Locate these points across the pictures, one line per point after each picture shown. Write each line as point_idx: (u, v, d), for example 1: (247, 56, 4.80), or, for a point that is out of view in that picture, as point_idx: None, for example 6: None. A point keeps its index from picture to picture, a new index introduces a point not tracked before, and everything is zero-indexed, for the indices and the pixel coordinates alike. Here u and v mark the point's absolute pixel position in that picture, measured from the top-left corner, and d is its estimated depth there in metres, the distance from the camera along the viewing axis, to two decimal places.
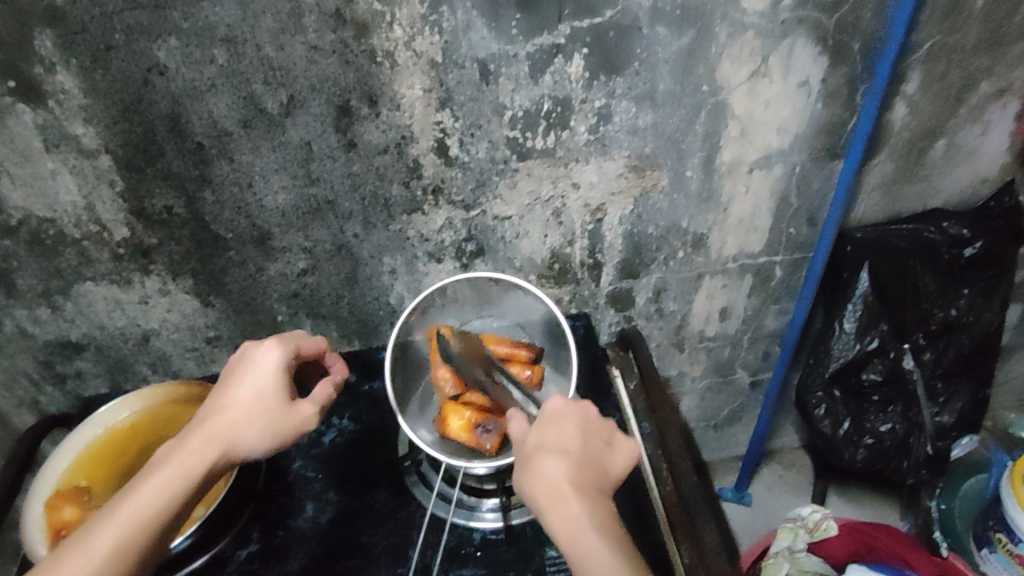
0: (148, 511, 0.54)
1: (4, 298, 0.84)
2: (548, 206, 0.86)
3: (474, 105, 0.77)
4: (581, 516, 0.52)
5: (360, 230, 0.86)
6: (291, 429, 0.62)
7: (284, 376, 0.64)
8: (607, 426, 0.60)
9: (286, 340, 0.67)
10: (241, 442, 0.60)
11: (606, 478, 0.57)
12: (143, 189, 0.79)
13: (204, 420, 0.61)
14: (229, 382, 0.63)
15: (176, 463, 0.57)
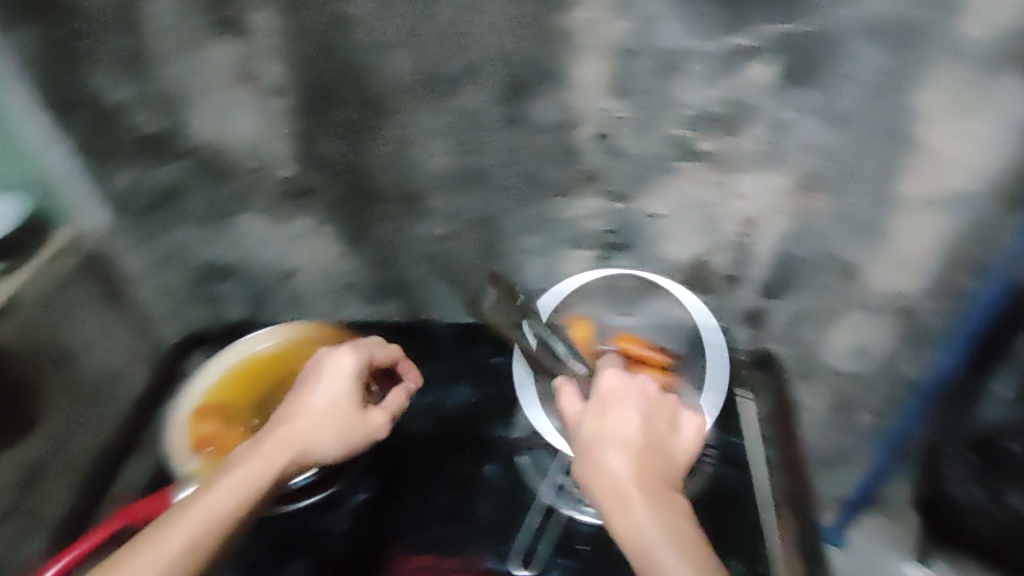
0: (224, 509, 0.56)
1: (171, 217, 0.90)
2: (701, 211, 0.85)
3: (648, 99, 0.75)
4: (645, 514, 0.54)
5: (508, 205, 0.88)
6: (364, 436, 0.64)
7: (356, 383, 0.67)
8: (668, 404, 0.63)
9: (357, 349, 0.69)
10: (315, 447, 0.62)
11: (671, 462, 0.59)
12: (313, 134, 0.82)
13: (280, 423, 0.63)
14: (303, 389, 0.66)
15: (257, 458, 0.60)
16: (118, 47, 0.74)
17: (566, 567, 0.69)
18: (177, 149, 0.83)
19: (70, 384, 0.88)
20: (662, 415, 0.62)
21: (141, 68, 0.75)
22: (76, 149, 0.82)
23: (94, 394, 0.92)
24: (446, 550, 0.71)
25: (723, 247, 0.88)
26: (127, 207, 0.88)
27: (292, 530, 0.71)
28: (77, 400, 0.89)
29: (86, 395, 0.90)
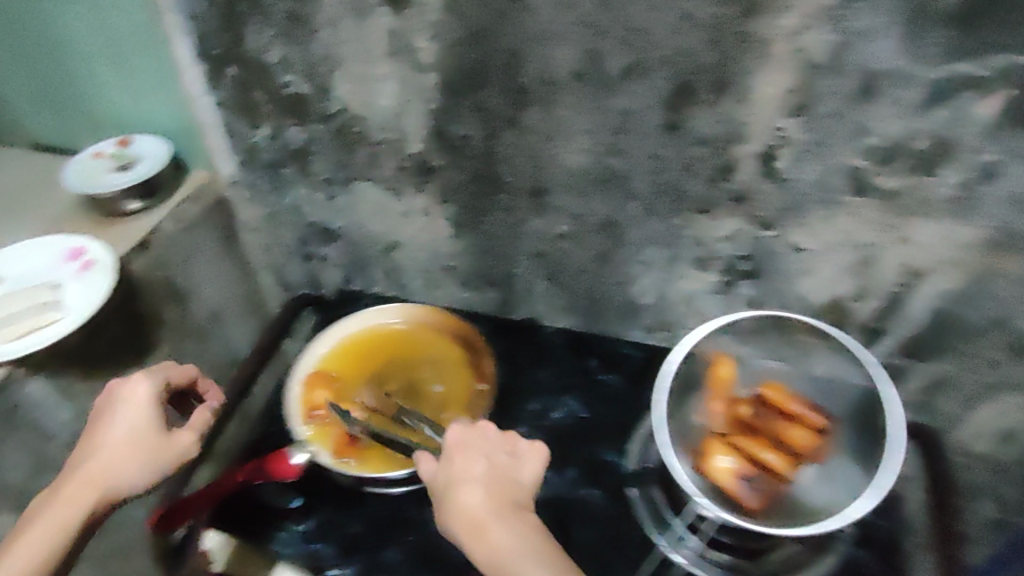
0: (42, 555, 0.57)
1: (293, 175, 0.89)
2: (858, 252, 0.76)
3: (831, 122, 0.68)
4: (506, 534, 0.53)
5: (637, 214, 0.80)
6: (171, 461, 0.64)
7: (156, 411, 0.66)
8: (507, 438, 0.62)
9: (149, 374, 0.68)
10: (124, 482, 0.62)
11: (517, 491, 0.57)
12: (453, 114, 0.78)
13: (78, 464, 0.62)
14: (107, 422, 0.65)
15: (57, 510, 0.59)
16: (286, 4, 0.74)
17: None
18: (316, 111, 0.82)
19: (181, 321, 0.91)
20: (502, 448, 0.61)
21: (302, 28, 0.75)
22: (225, 99, 0.84)
23: (201, 332, 0.96)
24: None
25: (873, 295, 0.79)
26: (254, 161, 0.89)
27: (388, 515, 0.69)
28: (183, 336, 0.92)
29: (189, 334, 0.93)
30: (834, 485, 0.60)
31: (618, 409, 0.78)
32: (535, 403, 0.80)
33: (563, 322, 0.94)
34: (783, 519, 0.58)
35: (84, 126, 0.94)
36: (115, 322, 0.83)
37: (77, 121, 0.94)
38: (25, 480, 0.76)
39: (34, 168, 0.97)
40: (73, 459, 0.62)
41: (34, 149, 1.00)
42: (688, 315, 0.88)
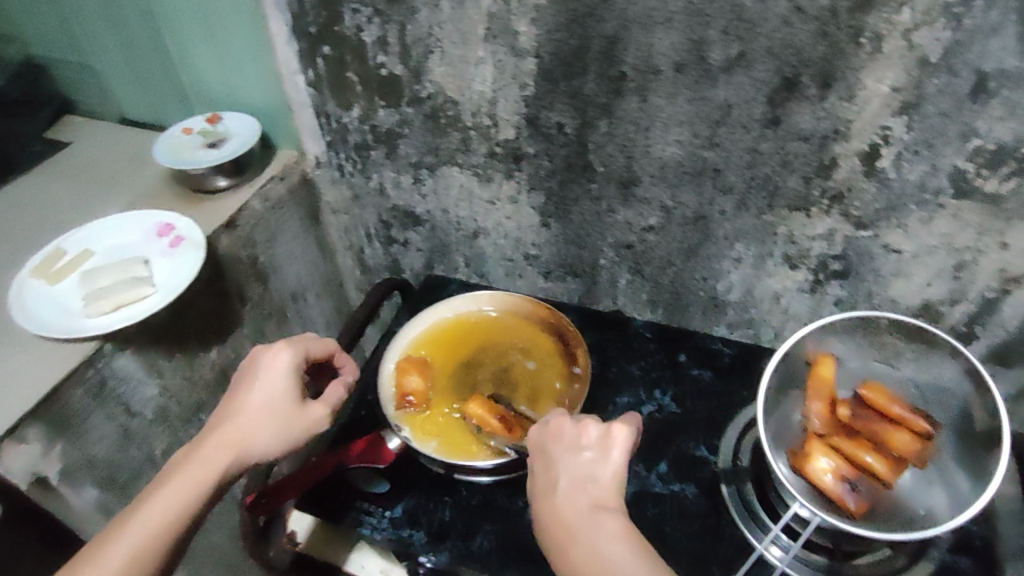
0: (174, 509, 0.56)
1: (380, 157, 0.91)
2: (956, 256, 0.75)
3: (941, 122, 0.66)
4: (585, 551, 0.47)
5: (728, 209, 0.80)
6: (304, 429, 0.64)
7: (294, 381, 0.66)
8: (582, 430, 0.53)
9: (292, 345, 0.68)
10: (258, 446, 0.61)
11: (602, 496, 0.50)
12: (546, 100, 0.78)
13: (219, 423, 0.62)
14: (245, 387, 0.65)
15: (195, 466, 0.59)
16: None
17: None
18: (409, 93, 0.82)
19: (263, 299, 0.93)
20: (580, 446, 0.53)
21: (400, 7, 0.75)
22: (316, 78, 0.85)
23: (280, 310, 0.97)
24: None
25: (967, 299, 0.78)
26: (339, 143, 0.91)
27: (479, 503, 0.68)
28: (265, 313, 0.95)
29: (271, 312, 0.96)
30: (938, 489, 0.58)
31: (713, 405, 0.75)
32: (627, 395, 0.77)
33: (645, 314, 0.96)
34: (886, 525, 0.56)
35: (174, 103, 0.97)
36: (204, 298, 0.84)
37: (167, 97, 0.96)
38: (111, 453, 0.76)
39: (124, 143, 0.99)
40: (215, 419, 0.63)
41: (121, 122, 1.03)
42: (773, 312, 0.89)
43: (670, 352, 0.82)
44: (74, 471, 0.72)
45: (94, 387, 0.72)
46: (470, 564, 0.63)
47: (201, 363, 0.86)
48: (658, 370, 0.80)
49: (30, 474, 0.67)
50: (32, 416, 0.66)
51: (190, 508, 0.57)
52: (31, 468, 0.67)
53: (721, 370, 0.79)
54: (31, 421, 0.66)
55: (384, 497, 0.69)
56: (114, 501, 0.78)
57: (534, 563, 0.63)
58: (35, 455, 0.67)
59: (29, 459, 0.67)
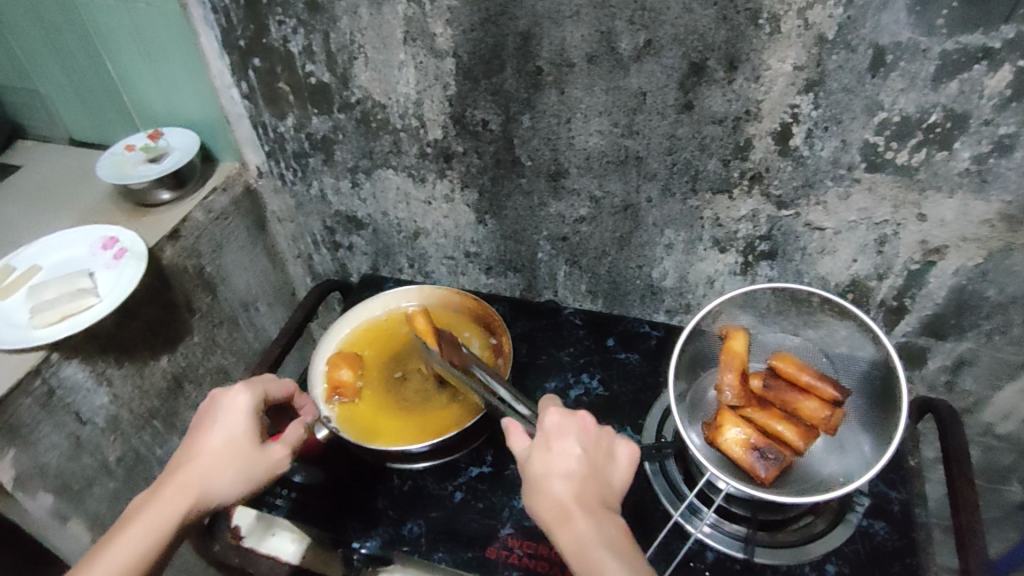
0: (125, 564, 0.52)
1: (319, 164, 0.93)
2: (876, 230, 0.76)
3: (846, 98, 0.67)
4: (588, 527, 0.50)
5: (656, 195, 0.82)
6: (267, 474, 0.60)
7: (254, 422, 0.61)
8: (609, 436, 0.57)
9: (250, 385, 0.63)
10: (216, 492, 0.57)
11: (608, 495, 0.54)
12: (470, 99, 0.80)
13: (175, 469, 0.58)
14: (200, 430, 0.61)
15: (147, 518, 0.55)
16: None
17: None
18: (340, 100, 0.84)
19: (212, 308, 0.95)
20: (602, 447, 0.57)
21: (322, 15, 0.76)
22: (250, 90, 0.87)
23: (232, 318, 0.99)
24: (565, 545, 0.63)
25: (892, 273, 0.80)
26: (278, 153, 0.94)
27: (411, 490, 0.69)
28: (216, 322, 0.97)
29: (223, 320, 0.98)
30: (846, 454, 0.59)
31: (640, 387, 0.77)
32: (555, 380, 0.78)
33: (587, 304, 0.98)
34: (797, 489, 0.57)
35: (117, 122, 0.99)
36: (152, 307, 0.86)
37: (110, 116, 0.99)
38: (63, 462, 0.77)
39: (70, 162, 1.02)
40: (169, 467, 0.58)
41: (69, 143, 1.06)
42: (707, 296, 0.91)
43: (599, 338, 0.83)
44: (25, 479, 0.72)
45: (42, 396, 0.73)
46: (399, 548, 0.63)
47: (151, 371, 0.88)
48: (588, 356, 0.81)
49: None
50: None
51: (141, 560, 0.53)
52: None
53: (648, 352, 0.80)
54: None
55: (315, 489, 0.69)
56: (68, 509, 0.79)
57: (463, 544, 0.63)
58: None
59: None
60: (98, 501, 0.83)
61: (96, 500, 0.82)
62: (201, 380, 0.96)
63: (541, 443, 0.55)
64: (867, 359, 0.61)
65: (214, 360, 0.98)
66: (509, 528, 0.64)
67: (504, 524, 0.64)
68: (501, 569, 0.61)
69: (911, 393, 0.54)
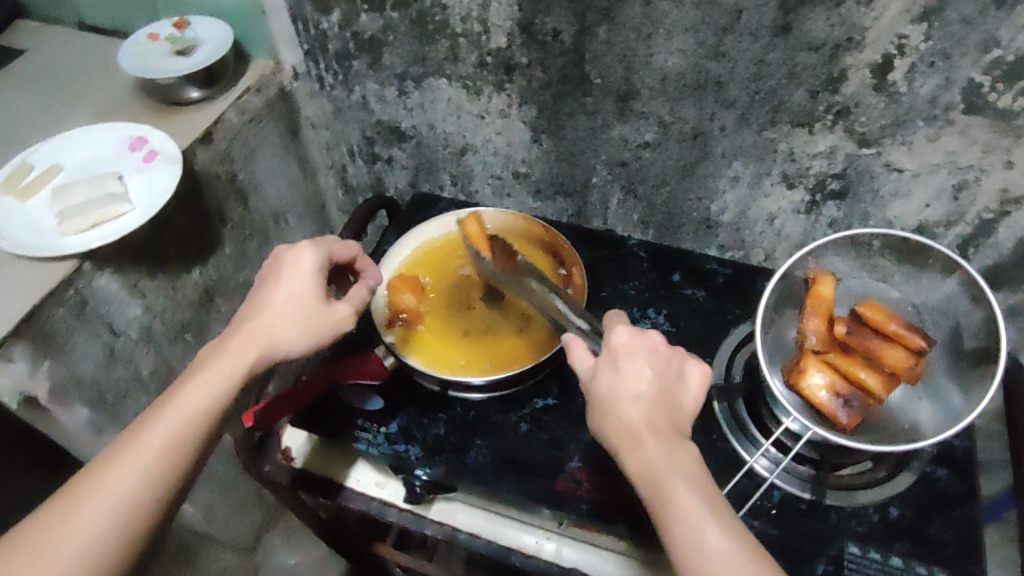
0: (201, 405, 0.55)
1: (363, 68, 0.86)
2: (957, 175, 0.73)
3: (961, 29, 0.62)
4: (658, 451, 0.50)
5: (730, 124, 0.77)
6: (331, 329, 0.63)
7: (319, 279, 0.64)
8: (678, 356, 0.56)
9: (315, 244, 0.66)
10: (283, 345, 0.61)
11: (678, 417, 0.53)
12: (542, 4, 0.72)
13: (244, 320, 0.61)
14: (266, 285, 0.64)
15: (220, 364, 0.58)
16: None
17: (761, 533, 0.65)
18: None
19: (243, 220, 0.90)
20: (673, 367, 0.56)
21: None
22: None
23: (263, 231, 0.95)
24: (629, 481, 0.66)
25: (963, 221, 0.77)
26: (319, 53, 0.86)
27: (478, 418, 0.72)
28: (246, 235, 0.92)
29: (253, 233, 0.93)
30: (925, 404, 0.64)
31: (706, 321, 0.83)
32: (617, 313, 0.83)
33: (636, 234, 0.96)
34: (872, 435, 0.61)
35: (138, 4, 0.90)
36: (184, 216, 0.80)
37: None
38: (97, 374, 0.75)
39: (79, 47, 0.93)
40: (239, 316, 0.61)
41: (79, 29, 0.97)
42: (765, 234, 0.88)
43: (664, 272, 0.88)
44: (61, 390, 0.71)
45: (75, 307, 0.70)
46: (466, 476, 0.68)
47: (183, 284, 0.84)
48: (652, 289, 0.86)
49: (17, 394, 0.66)
50: (11, 336, 0.64)
51: (223, 396, 0.57)
52: (18, 389, 0.66)
53: (716, 289, 0.85)
54: (8, 343, 0.64)
55: (380, 412, 0.73)
56: (106, 421, 0.79)
57: (530, 475, 0.68)
58: (20, 375, 0.66)
59: (14, 378, 0.65)
60: (134, 412, 0.82)
61: (132, 411, 0.82)
62: (231, 296, 0.93)
63: (606, 365, 0.55)
64: (953, 292, 0.64)
65: (243, 276, 0.93)
66: (577, 461, 0.68)
67: (572, 458, 0.68)
68: (570, 500, 0.66)
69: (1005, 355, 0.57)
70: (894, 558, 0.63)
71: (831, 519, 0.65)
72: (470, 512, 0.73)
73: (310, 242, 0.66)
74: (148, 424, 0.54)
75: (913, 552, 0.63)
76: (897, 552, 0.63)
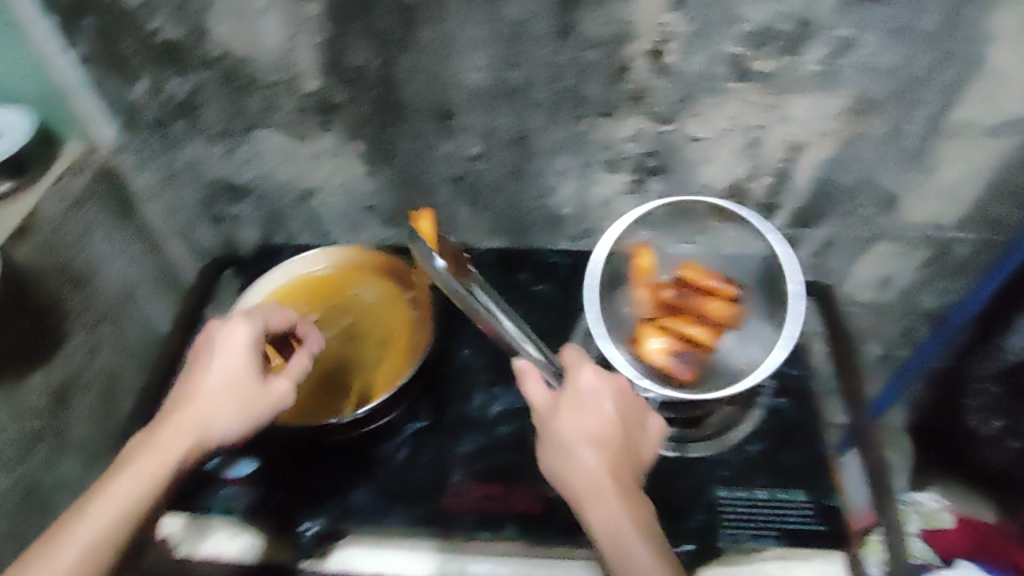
0: (128, 504, 0.55)
1: (184, 130, 0.86)
2: (746, 134, 0.83)
3: (709, 11, 0.70)
4: (613, 507, 0.55)
5: (544, 122, 0.83)
6: (268, 410, 0.63)
7: (252, 356, 0.65)
8: (640, 407, 0.64)
9: (249, 318, 0.67)
10: (215, 432, 0.61)
11: (634, 461, 0.60)
12: (342, 42, 0.75)
13: (176, 405, 0.62)
14: (200, 364, 0.64)
15: (149, 456, 0.58)
16: None
17: None
18: (196, 58, 0.77)
19: (85, 307, 0.86)
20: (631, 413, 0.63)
21: None
22: (90, 52, 0.78)
23: (115, 313, 0.91)
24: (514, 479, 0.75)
25: (764, 173, 0.87)
26: (137, 123, 0.85)
27: (353, 459, 0.77)
28: (93, 323, 0.88)
29: (100, 319, 0.89)
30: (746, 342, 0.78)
31: (556, 314, 0.93)
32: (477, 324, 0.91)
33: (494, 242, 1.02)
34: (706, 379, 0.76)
35: None
36: (18, 317, 0.76)
37: None
38: None
39: None
40: (171, 399, 0.62)
41: None
42: (605, 217, 0.95)
43: (513, 275, 0.98)
44: None
45: None
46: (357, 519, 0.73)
47: (26, 390, 0.78)
48: (507, 294, 0.96)
49: None
50: None
51: (151, 492, 0.57)
52: None
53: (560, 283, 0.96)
54: None
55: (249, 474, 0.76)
56: None
57: (423, 498, 0.74)
58: None
59: None
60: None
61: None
62: (90, 387, 0.88)
63: (571, 405, 0.61)
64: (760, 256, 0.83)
65: (100, 363, 0.89)
66: (462, 475, 0.75)
67: (455, 473, 0.76)
68: (462, 514, 0.73)
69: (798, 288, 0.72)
70: (756, 492, 0.74)
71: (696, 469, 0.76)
72: (370, 553, 0.73)
73: (245, 317, 0.67)
74: (72, 523, 0.54)
75: (772, 483, 0.75)
76: (762, 486, 0.75)
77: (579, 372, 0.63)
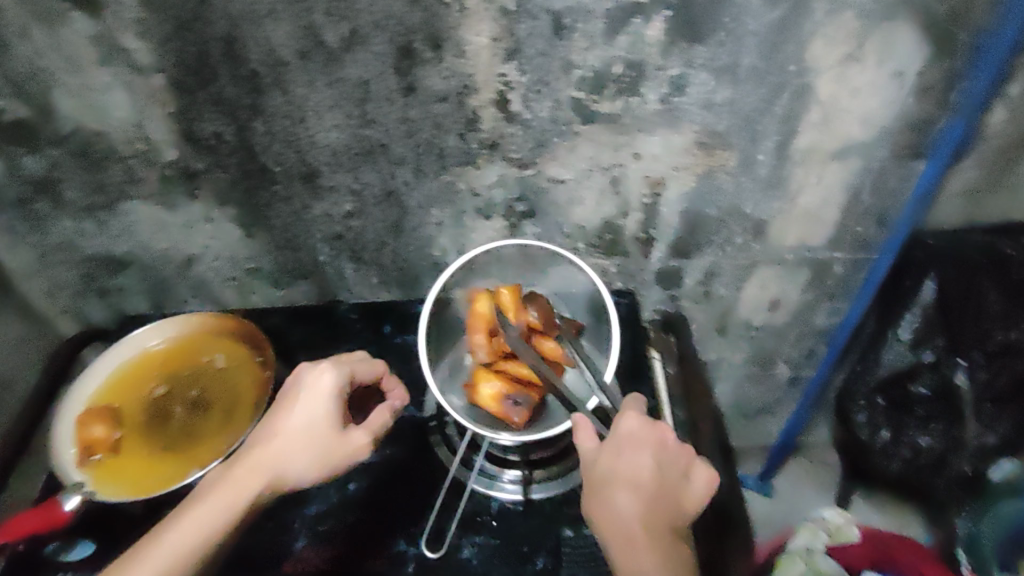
0: (195, 543, 0.56)
1: (48, 208, 0.85)
2: (607, 173, 0.83)
3: (542, 61, 0.72)
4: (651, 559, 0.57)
5: (410, 178, 0.84)
6: (343, 461, 0.61)
7: (336, 405, 0.63)
8: (686, 455, 0.62)
9: (335, 366, 0.65)
10: (290, 473, 0.60)
11: (682, 513, 0.61)
12: (193, 113, 0.76)
13: (255, 444, 0.61)
14: (281, 407, 0.63)
15: (219, 494, 0.58)
16: None
17: (484, 546, 0.71)
18: (47, 134, 0.77)
19: None
20: (683, 465, 0.62)
21: None
22: None
23: None
24: (360, 537, 0.72)
25: (632, 210, 0.88)
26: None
27: None
28: None
29: None
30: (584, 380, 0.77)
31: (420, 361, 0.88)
32: None
33: (384, 295, 1.01)
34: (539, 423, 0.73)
35: None
36: None
37: None
38: None
39: None
40: (253, 439, 0.62)
41: None
42: None
43: (377, 326, 0.94)
44: None
45: None
46: None
47: None
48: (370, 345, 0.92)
49: None
50: None
51: (212, 536, 0.57)
52: None
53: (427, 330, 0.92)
54: None
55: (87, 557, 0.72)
56: None
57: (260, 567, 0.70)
58: None
59: None
60: None
61: None
62: None
63: (613, 450, 0.61)
64: (587, 288, 0.82)
65: None
66: (303, 539, 0.72)
67: (297, 538, 0.72)
68: None
69: (616, 318, 0.75)
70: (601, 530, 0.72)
71: (546, 510, 0.74)
72: None
73: (332, 362, 0.65)
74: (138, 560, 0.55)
75: None
76: None
77: (623, 419, 0.62)
